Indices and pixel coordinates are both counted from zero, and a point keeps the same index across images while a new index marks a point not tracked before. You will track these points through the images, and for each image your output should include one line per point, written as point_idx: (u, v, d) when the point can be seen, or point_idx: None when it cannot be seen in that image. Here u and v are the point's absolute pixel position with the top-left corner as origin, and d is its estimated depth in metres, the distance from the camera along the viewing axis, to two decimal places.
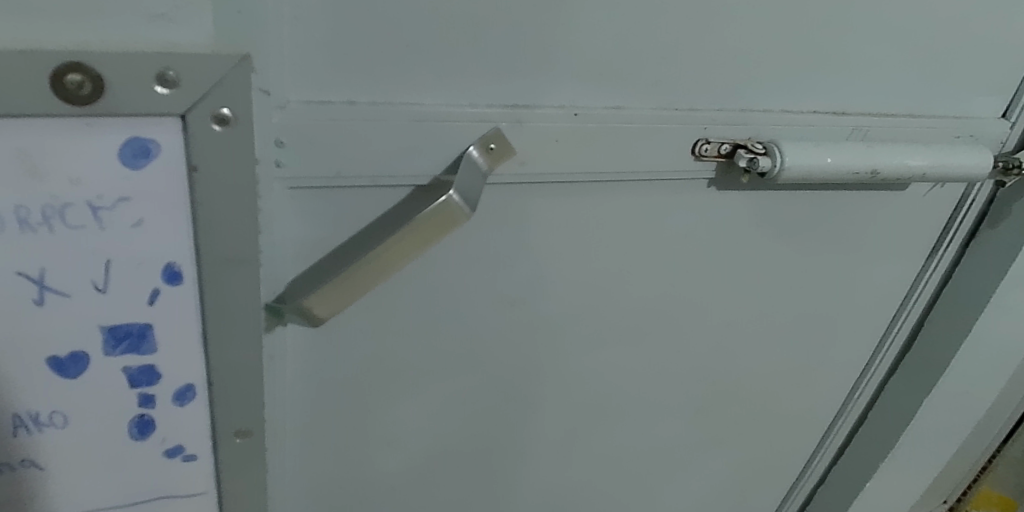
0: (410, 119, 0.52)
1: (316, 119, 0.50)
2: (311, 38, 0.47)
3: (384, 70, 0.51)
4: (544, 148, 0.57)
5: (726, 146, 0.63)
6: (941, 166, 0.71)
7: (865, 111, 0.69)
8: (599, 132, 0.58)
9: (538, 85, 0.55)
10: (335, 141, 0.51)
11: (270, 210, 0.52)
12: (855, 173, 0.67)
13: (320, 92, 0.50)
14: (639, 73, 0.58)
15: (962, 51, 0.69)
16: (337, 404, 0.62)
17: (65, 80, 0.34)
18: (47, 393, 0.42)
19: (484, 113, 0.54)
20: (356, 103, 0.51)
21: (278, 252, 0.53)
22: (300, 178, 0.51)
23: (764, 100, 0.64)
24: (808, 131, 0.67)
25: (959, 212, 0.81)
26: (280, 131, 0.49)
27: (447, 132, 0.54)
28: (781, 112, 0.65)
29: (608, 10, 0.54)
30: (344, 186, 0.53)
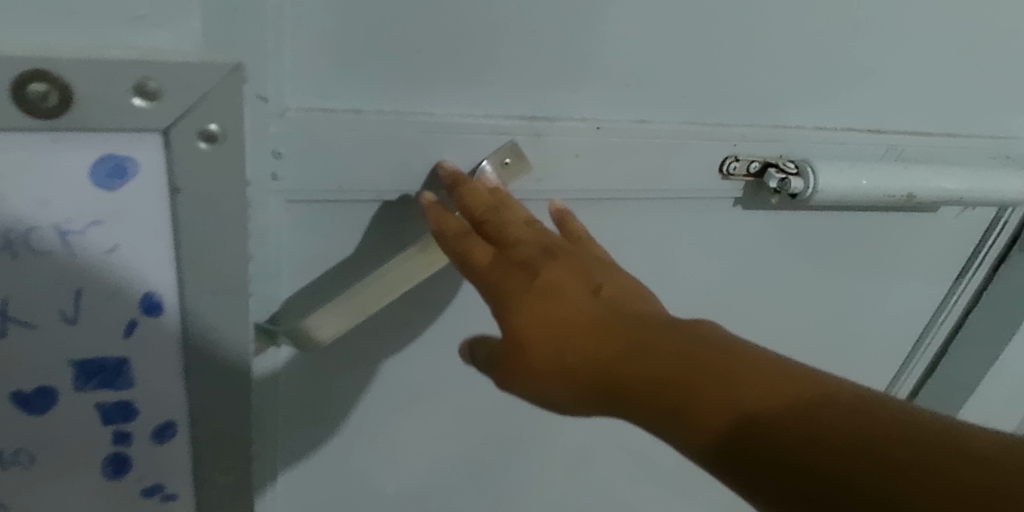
0: (419, 131, 0.48)
1: (316, 129, 0.46)
2: (313, 40, 0.43)
3: (392, 77, 0.46)
4: (563, 164, 0.53)
5: (755, 165, 0.59)
6: (978, 189, 0.67)
7: (902, 129, 0.65)
8: (620, 145, 0.54)
9: (559, 95, 0.51)
10: (337, 151, 0.47)
11: (264, 226, 0.47)
12: (891, 196, 0.63)
13: (321, 99, 0.46)
14: (666, 84, 0.53)
15: (1007, 67, 0.65)
16: (332, 426, 0.58)
17: (28, 89, 0.29)
18: (10, 431, 0.38)
19: (500, 125, 0.50)
20: (360, 112, 0.47)
21: (273, 270, 0.49)
22: (300, 190, 0.47)
23: (797, 116, 0.60)
24: (842, 149, 0.62)
25: (991, 235, 0.77)
26: (276, 141, 0.45)
27: (459, 146, 0.50)
28: (814, 128, 0.61)
29: (636, 17, 0.49)
30: (346, 200, 0.49)
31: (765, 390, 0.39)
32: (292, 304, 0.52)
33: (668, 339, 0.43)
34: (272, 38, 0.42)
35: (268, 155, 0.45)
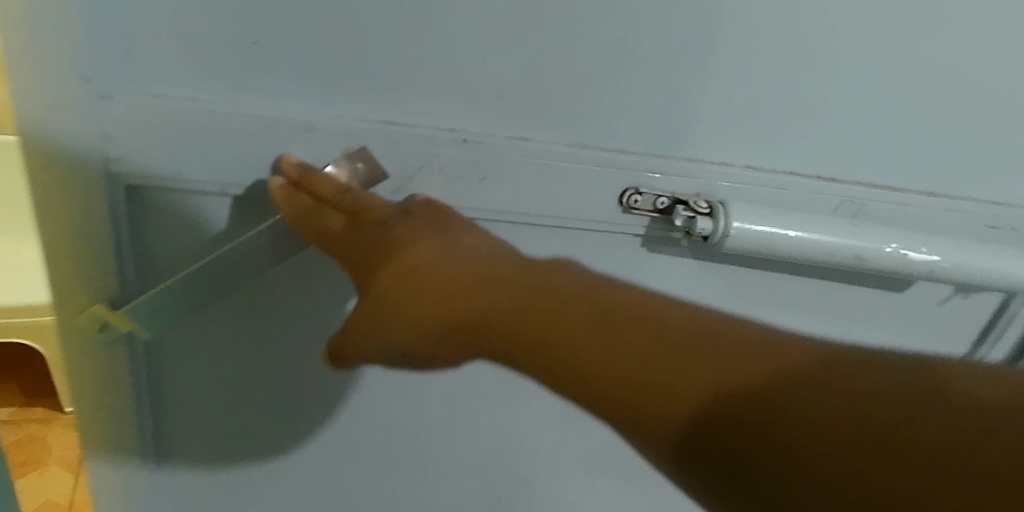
0: (259, 124, 0.46)
1: (148, 114, 0.45)
2: (137, 25, 0.42)
3: (232, 68, 0.45)
4: (425, 175, 0.50)
5: (664, 200, 0.54)
6: (961, 267, 0.56)
7: (865, 183, 0.56)
8: (493, 162, 0.50)
9: (421, 101, 0.48)
10: (171, 140, 0.46)
11: (103, 210, 0.47)
12: (832, 255, 0.54)
13: (156, 86, 0.45)
14: (547, 99, 0.49)
15: (1007, 123, 0.54)
16: (200, 413, 0.59)
17: None
18: None
19: (352, 128, 0.47)
20: (198, 100, 0.45)
21: (117, 253, 0.50)
22: (137, 176, 0.47)
23: (721, 151, 0.53)
24: (781, 196, 0.55)
25: (999, 325, 0.66)
26: (105, 124, 0.44)
27: (305, 145, 0.47)
28: (743, 168, 0.54)
29: (505, 25, 0.45)
30: (189, 190, 0.48)
31: (648, 365, 0.36)
32: (144, 290, 0.52)
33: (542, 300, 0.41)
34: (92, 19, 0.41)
35: (99, 137, 0.45)
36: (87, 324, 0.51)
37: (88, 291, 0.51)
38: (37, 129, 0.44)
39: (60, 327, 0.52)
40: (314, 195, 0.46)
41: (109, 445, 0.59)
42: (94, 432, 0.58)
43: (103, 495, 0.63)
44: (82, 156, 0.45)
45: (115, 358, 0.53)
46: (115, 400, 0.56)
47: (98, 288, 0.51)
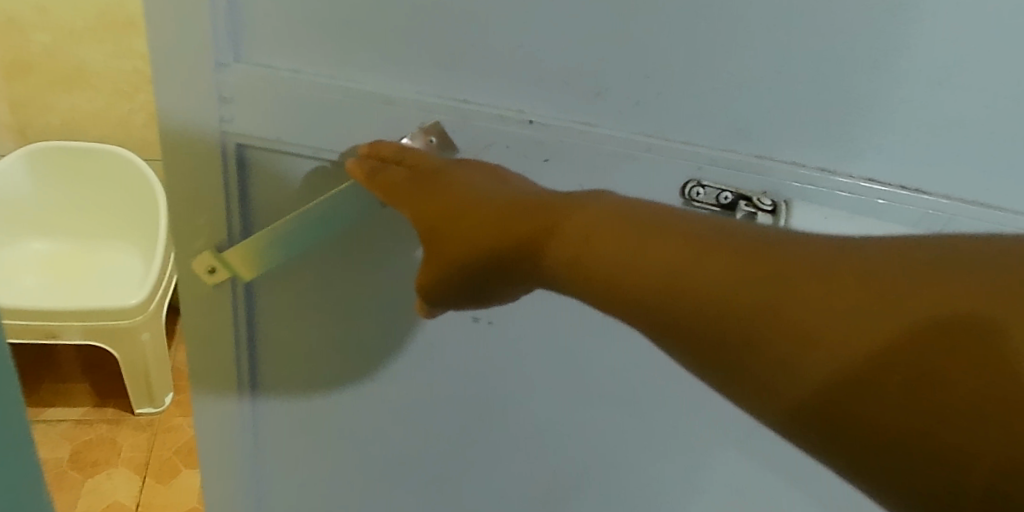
0: (346, 97, 0.50)
1: (256, 82, 0.50)
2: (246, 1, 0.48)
3: (324, 45, 0.49)
4: (492, 152, 0.52)
5: (727, 196, 0.50)
6: None
7: (962, 197, 0.48)
8: (560, 143, 0.51)
9: (489, 82, 0.49)
10: (277, 107, 0.51)
11: (217, 166, 0.54)
12: None
13: (262, 58, 0.50)
14: (609, 91, 0.48)
15: None
16: (299, 350, 0.65)
17: None
18: None
19: (426, 104, 0.50)
20: (298, 73, 0.50)
21: (227, 205, 0.56)
22: (247, 138, 0.53)
23: (790, 153, 0.49)
24: (858, 204, 0.49)
25: None
26: (221, 89, 0.51)
27: (385, 117, 0.51)
28: (813, 169, 0.49)
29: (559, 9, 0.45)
30: (290, 151, 0.53)
31: (734, 287, 0.40)
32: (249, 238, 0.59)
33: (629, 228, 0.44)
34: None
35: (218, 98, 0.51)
36: (198, 268, 0.58)
37: (200, 238, 0.58)
38: (169, 90, 0.51)
39: (178, 265, 0.59)
40: (381, 161, 0.51)
41: (220, 375, 0.67)
42: (206, 359, 0.66)
43: (206, 431, 0.72)
44: (205, 115, 0.52)
45: (220, 298, 0.61)
46: (219, 336, 0.63)
47: (208, 236, 0.58)
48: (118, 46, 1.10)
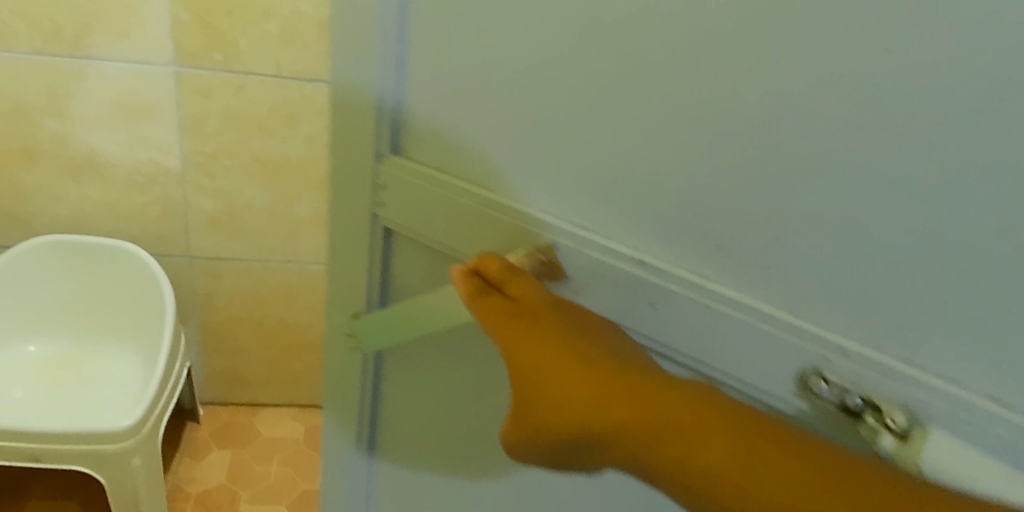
0: (473, 201, 0.47)
1: (404, 176, 0.50)
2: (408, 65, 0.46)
3: (464, 146, 0.46)
4: (595, 290, 0.44)
5: (855, 399, 0.36)
6: None
7: None
8: (642, 283, 0.42)
9: (597, 202, 0.41)
10: (420, 185, 0.49)
11: (369, 233, 0.55)
12: None
13: (419, 131, 0.48)
14: (733, 240, 0.37)
15: None
16: (417, 423, 0.63)
17: None
18: None
19: (539, 220, 0.44)
20: (441, 171, 0.48)
21: (372, 275, 0.57)
22: (396, 221, 0.53)
23: (839, 316, 0.35)
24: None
25: None
26: (377, 172, 0.51)
27: (507, 230, 0.46)
28: (973, 397, 0.33)
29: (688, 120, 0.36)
30: (431, 243, 0.51)
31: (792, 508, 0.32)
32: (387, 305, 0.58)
33: (696, 411, 0.36)
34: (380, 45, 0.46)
35: (376, 160, 0.51)
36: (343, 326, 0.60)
37: (345, 296, 0.59)
38: (352, 159, 0.52)
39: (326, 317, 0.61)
40: (486, 280, 0.45)
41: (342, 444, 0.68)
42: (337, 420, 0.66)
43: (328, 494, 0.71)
44: (368, 173, 0.52)
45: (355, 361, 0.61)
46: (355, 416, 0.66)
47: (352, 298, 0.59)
48: (135, 135, 1.01)
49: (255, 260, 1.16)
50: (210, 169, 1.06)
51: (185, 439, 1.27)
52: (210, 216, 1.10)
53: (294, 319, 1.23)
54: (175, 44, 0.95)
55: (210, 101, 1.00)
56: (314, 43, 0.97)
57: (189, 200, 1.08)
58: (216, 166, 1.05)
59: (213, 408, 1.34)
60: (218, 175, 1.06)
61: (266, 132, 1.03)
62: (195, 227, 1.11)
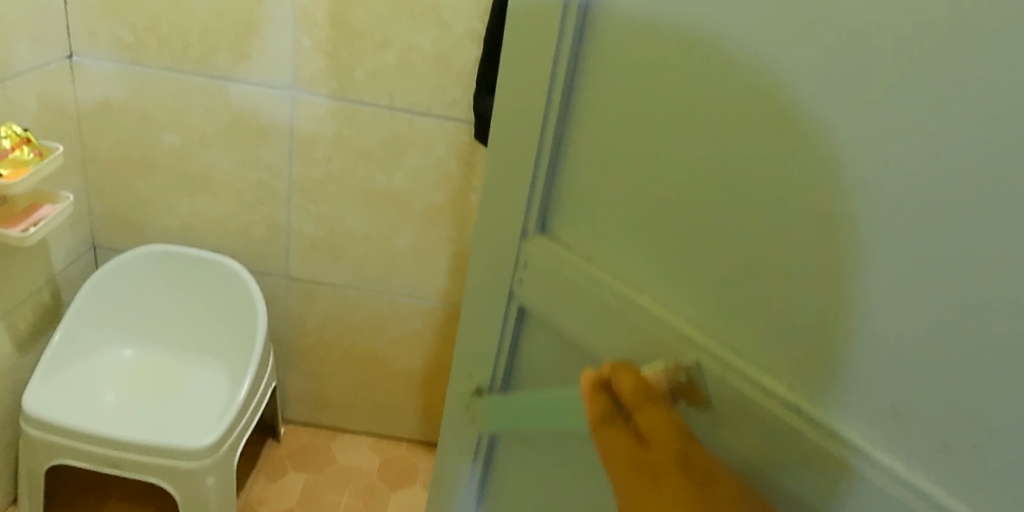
0: (622, 299, 0.52)
1: (552, 268, 0.58)
2: (561, 175, 0.56)
3: (619, 252, 0.53)
4: (739, 416, 0.47)
5: None
6: None
7: None
8: (748, 410, 0.46)
9: (757, 327, 0.45)
10: (563, 267, 0.57)
11: (504, 312, 0.64)
12: None
13: (578, 224, 0.56)
14: (912, 413, 0.38)
15: None
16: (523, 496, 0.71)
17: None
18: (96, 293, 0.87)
19: (684, 335, 0.49)
20: (588, 264, 0.55)
21: (501, 351, 0.66)
22: (531, 302, 0.61)
23: (889, 441, 0.39)
24: None
25: None
26: (525, 260, 0.60)
27: (657, 337, 0.50)
28: None
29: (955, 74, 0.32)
30: (566, 332, 0.59)
31: None
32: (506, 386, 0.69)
33: None
34: (536, 159, 0.56)
35: (521, 243, 0.60)
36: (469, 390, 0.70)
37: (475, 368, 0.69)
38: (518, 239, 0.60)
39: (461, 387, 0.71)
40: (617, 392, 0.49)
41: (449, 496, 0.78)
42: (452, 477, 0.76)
43: None
44: (526, 252, 0.60)
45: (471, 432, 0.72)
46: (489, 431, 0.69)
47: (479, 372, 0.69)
48: (247, 155, 1.01)
49: (350, 287, 1.12)
50: (316, 194, 1.04)
51: (263, 455, 1.25)
52: (310, 240, 1.08)
53: (382, 350, 1.19)
54: (294, 69, 0.94)
55: (322, 128, 0.98)
56: (429, 76, 0.94)
57: (293, 223, 1.07)
58: (321, 192, 1.04)
59: (293, 426, 1.31)
60: (323, 201, 1.04)
61: (373, 162, 1.01)
62: (295, 249, 1.09)
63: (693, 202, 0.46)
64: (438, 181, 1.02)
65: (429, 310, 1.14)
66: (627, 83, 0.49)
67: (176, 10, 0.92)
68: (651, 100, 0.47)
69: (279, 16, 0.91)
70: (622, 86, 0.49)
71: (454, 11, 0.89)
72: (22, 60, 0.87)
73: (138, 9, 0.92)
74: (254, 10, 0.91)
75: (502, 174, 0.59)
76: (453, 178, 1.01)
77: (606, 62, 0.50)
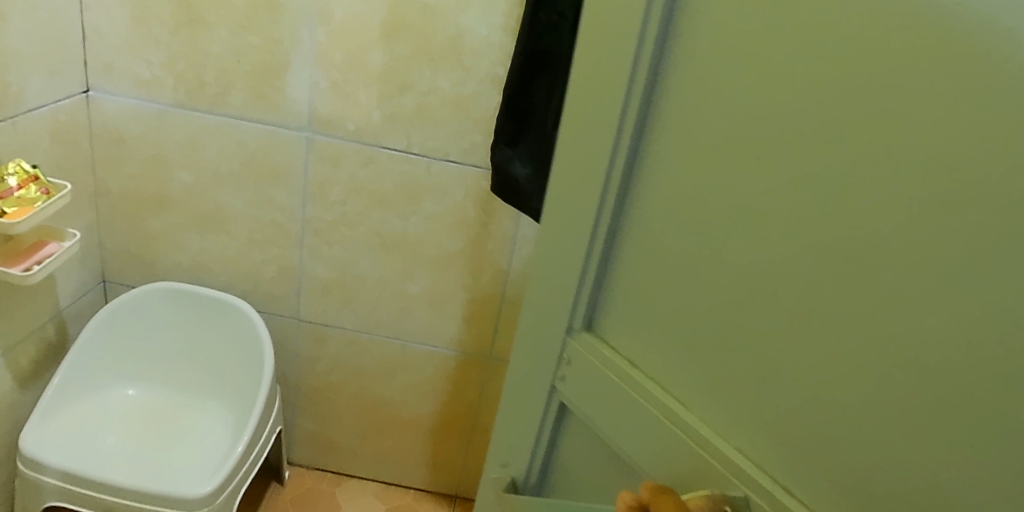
0: (668, 414, 0.50)
1: (596, 369, 0.56)
2: (611, 272, 0.55)
3: (667, 364, 0.51)
4: None
5: None
6: None
7: None
8: None
9: (812, 466, 0.42)
10: (607, 370, 0.55)
11: (543, 406, 0.62)
12: None
13: (625, 328, 0.54)
14: None
15: None
16: None
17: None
18: None
19: (732, 462, 0.46)
20: (634, 369, 0.53)
21: (540, 447, 0.64)
22: (572, 400, 0.59)
23: None
24: None
25: None
26: (568, 356, 0.58)
27: (701, 460, 0.48)
28: None
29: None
30: (606, 438, 0.56)
31: None
32: (540, 481, 0.66)
33: None
34: (586, 255, 0.55)
35: (565, 339, 0.58)
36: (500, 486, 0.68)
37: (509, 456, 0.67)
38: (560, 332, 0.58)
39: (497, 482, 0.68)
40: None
41: None
42: None
43: None
44: (571, 348, 0.58)
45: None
46: None
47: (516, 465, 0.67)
48: (260, 195, 0.99)
49: (361, 332, 1.08)
50: (329, 236, 1.01)
51: (265, 499, 1.20)
52: (322, 282, 1.05)
53: (391, 396, 1.14)
54: (310, 110, 0.92)
55: (337, 170, 0.96)
56: (449, 121, 0.90)
57: (305, 265, 1.04)
58: (334, 234, 1.00)
59: (299, 469, 1.26)
60: (336, 244, 1.01)
61: (389, 206, 0.97)
62: (306, 291, 1.06)
63: (749, 319, 0.44)
64: (454, 228, 0.98)
65: (441, 359, 1.09)
66: (684, 191, 0.47)
67: (193, 48, 0.90)
68: (710, 211, 0.46)
69: (297, 56, 0.88)
70: (679, 194, 0.48)
71: (475, 55, 0.86)
72: (34, 96, 0.85)
73: (156, 46, 0.90)
74: (271, 50, 0.88)
75: (548, 267, 0.57)
76: (470, 225, 0.97)
77: (663, 166, 0.49)
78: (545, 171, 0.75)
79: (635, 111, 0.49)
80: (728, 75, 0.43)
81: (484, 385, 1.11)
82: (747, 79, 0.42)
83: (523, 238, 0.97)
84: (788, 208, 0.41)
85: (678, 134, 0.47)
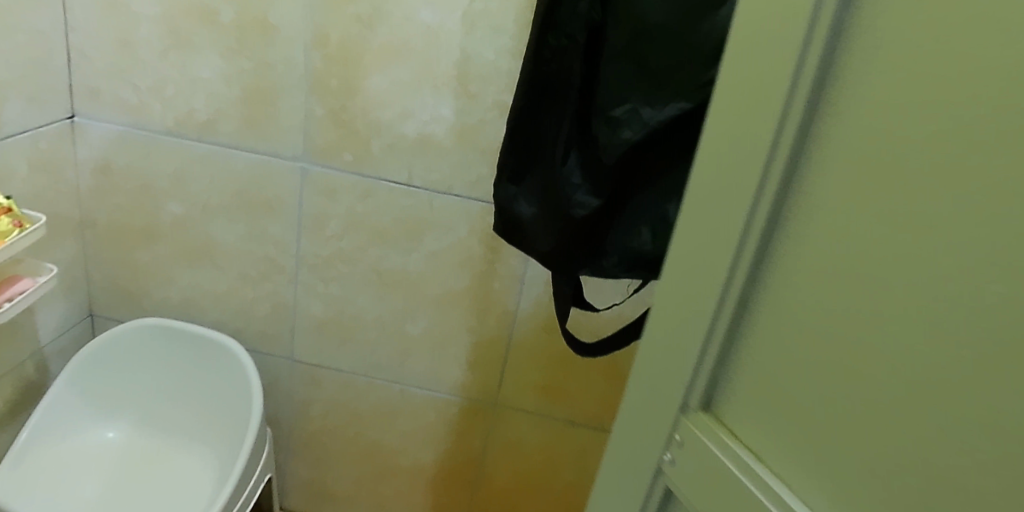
0: None
1: (709, 459, 0.44)
2: (742, 338, 0.43)
3: (810, 465, 0.38)
4: None
5: None
6: None
7: None
8: None
9: None
10: (725, 462, 0.43)
11: (643, 491, 0.50)
12: None
13: (754, 411, 0.42)
14: None
15: None
16: None
17: None
18: None
19: None
20: (762, 465, 0.41)
21: None
22: (678, 489, 0.47)
23: None
24: None
25: None
26: (678, 435, 0.47)
27: None
28: None
29: None
30: None
31: None
32: None
33: None
34: (710, 322, 0.43)
35: (676, 416, 0.47)
36: None
37: None
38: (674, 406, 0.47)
39: None
40: None
41: None
42: None
43: None
44: (684, 427, 0.46)
45: None
46: None
47: None
48: (252, 228, 0.93)
49: (358, 374, 1.01)
50: (325, 273, 0.94)
51: None
52: (318, 321, 0.98)
53: (390, 443, 1.07)
54: (305, 140, 0.86)
55: (334, 204, 0.89)
56: (453, 152, 0.84)
57: (299, 303, 0.97)
58: (330, 271, 0.94)
59: None
60: (332, 281, 0.94)
61: (388, 242, 0.90)
62: (301, 330, 0.99)
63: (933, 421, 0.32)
64: (459, 266, 0.90)
65: (444, 405, 1.01)
66: (848, 257, 0.35)
67: (182, 73, 0.84)
68: (890, 268, 0.33)
69: (290, 82, 0.82)
70: (842, 259, 0.36)
71: (481, 82, 0.79)
72: (11, 120, 0.80)
73: (143, 70, 0.85)
74: (264, 76, 0.83)
75: (664, 324, 0.46)
76: (476, 263, 0.90)
77: (823, 207, 0.37)
78: (549, 211, 0.68)
79: (785, 148, 0.38)
80: (918, 101, 0.31)
81: (488, 433, 1.02)
82: (954, 89, 0.30)
83: (533, 277, 0.89)
84: (1005, 293, 0.29)
85: (842, 181, 0.36)
